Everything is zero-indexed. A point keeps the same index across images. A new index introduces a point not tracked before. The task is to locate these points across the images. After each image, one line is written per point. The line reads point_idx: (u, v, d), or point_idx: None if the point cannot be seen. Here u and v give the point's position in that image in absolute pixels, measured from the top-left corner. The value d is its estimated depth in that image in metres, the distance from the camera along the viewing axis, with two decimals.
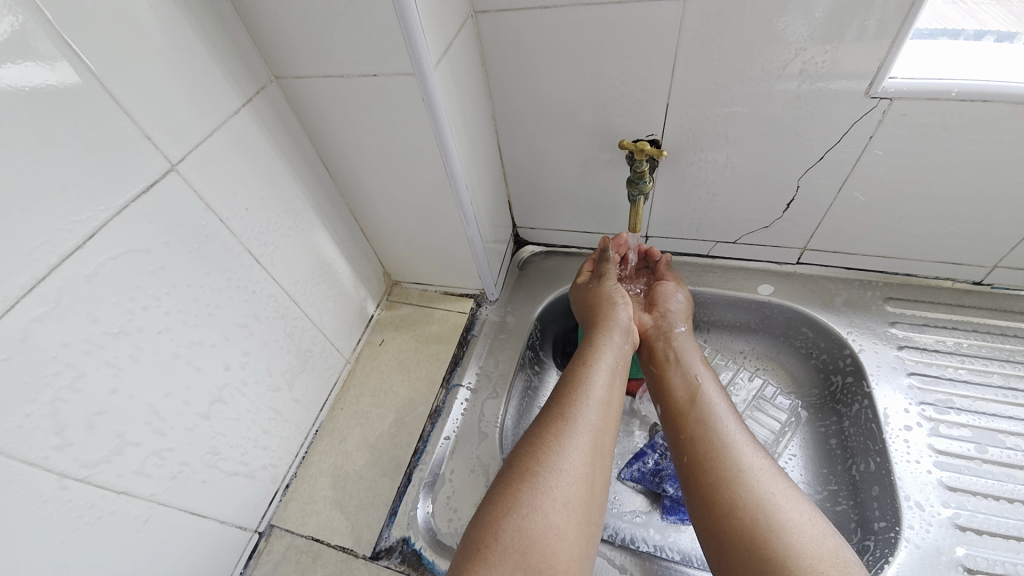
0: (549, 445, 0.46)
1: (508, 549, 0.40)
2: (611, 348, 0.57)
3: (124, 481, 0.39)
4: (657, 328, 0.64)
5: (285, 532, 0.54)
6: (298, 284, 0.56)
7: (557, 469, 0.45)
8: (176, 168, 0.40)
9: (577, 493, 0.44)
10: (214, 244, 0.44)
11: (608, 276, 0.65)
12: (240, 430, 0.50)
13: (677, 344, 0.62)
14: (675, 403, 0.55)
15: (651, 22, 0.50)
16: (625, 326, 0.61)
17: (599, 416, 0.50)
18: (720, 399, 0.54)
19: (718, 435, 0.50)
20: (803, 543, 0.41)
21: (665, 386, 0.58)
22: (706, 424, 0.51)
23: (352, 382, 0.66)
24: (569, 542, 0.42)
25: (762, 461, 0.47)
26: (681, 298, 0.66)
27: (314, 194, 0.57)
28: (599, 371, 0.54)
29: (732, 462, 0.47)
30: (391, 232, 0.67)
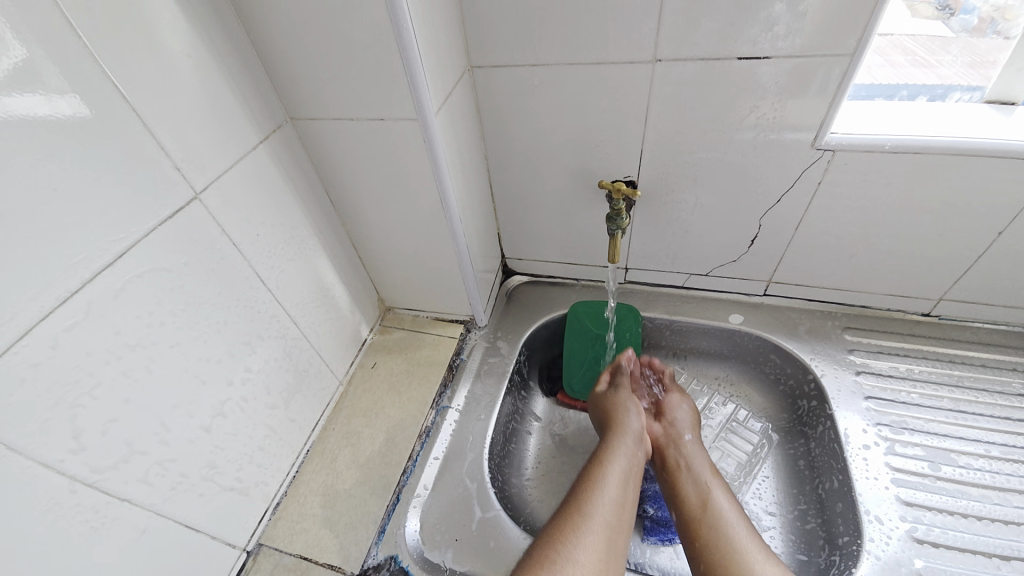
0: (561, 546, 0.48)
1: None
2: (624, 453, 0.59)
3: (128, 488, 0.41)
4: (667, 436, 0.65)
5: (273, 551, 0.55)
6: (299, 306, 0.59)
7: None
8: (199, 196, 0.44)
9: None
10: (227, 266, 0.48)
11: (625, 387, 0.69)
12: (236, 445, 0.51)
13: (688, 450, 0.63)
14: (686, 513, 0.57)
15: (625, 80, 0.57)
16: (637, 432, 0.62)
17: (611, 515, 0.52)
18: (730, 508, 0.56)
19: (730, 542, 0.52)
20: None
21: (676, 495, 0.59)
22: (717, 533, 0.53)
23: (344, 403, 0.68)
24: None
25: (773, 568, 0.49)
26: (688, 410, 0.68)
27: (318, 223, 0.62)
28: (610, 477, 0.56)
29: (744, 570, 0.49)
30: (387, 260, 0.71)
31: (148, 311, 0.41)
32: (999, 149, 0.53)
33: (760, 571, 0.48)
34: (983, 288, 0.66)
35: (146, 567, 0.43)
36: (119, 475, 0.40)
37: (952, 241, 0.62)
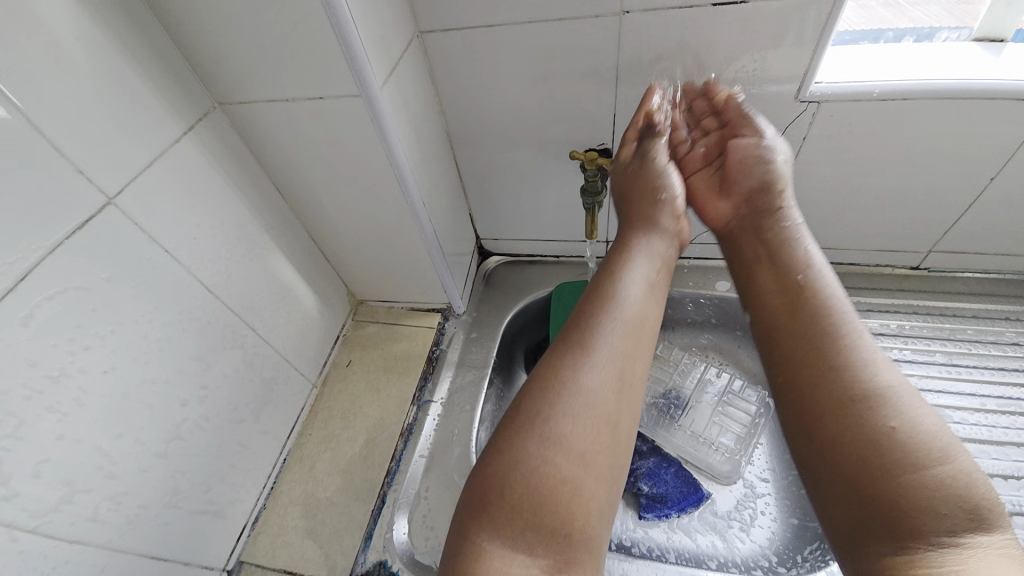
0: (569, 371, 0.41)
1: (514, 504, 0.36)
2: (645, 252, 0.51)
3: (76, 530, 0.37)
4: (739, 216, 0.54)
5: (256, 568, 0.52)
6: (257, 311, 0.55)
7: (580, 379, 0.40)
8: (114, 202, 0.39)
9: (598, 418, 0.39)
10: (162, 276, 0.43)
11: (660, 142, 0.55)
12: (201, 466, 0.48)
13: (772, 230, 0.50)
14: (766, 297, 0.47)
15: (591, 36, 0.51)
16: (671, 229, 0.54)
17: (628, 331, 0.44)
18: (834, 294, 0.44)
19: (840, 347, 0.40)
20: (945, 481, 0.33)
21: (752, 280, 0.49)
22: (811, 327, 0.42)
23: (320, 406, 0.65)
24: (587, 499, 0.37)
25: (892, 375, 0.38)
26: (783, 149, 0.52)
27: (268, 219, 0.56)
28: (631, 284, 0.47)
29: (853, 365, 0.39)
30: (352, 252, 0.66)
31: (69, 336, 0.36)
32: (991, 91, 0.50)
33: (872, 385, 0.38)
34: (975, 237, 0.64)
35: None
36: (61, 518, 0.36)
37: (942, 192, 0.59)
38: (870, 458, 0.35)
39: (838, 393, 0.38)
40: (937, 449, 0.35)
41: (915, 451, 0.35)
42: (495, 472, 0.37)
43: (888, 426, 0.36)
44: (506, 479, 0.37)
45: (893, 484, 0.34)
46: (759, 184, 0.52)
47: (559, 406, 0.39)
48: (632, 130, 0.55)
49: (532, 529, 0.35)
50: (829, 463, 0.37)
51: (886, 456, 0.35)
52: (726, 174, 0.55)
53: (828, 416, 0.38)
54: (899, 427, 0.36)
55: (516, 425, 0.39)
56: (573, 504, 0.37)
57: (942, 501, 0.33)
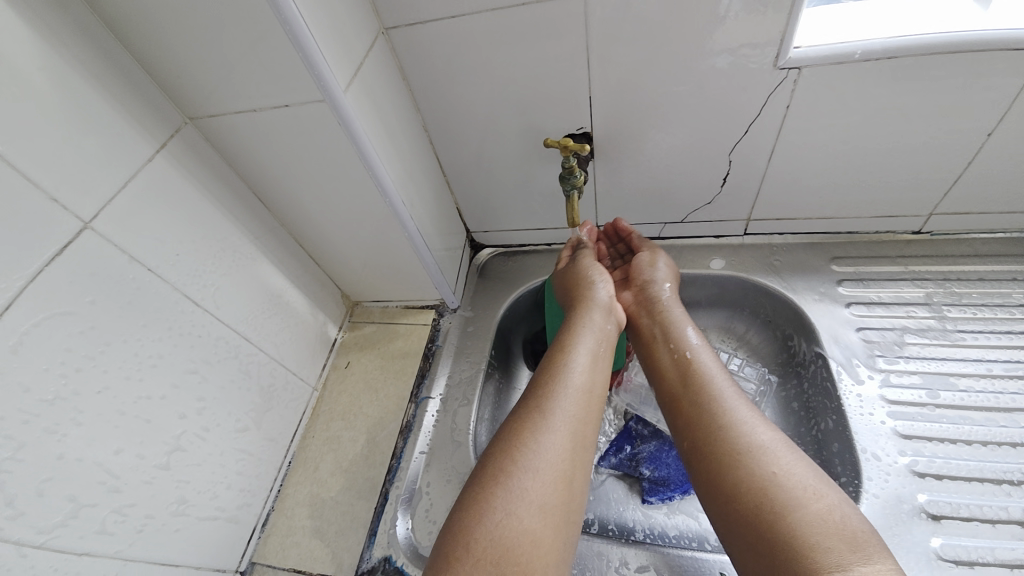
0: (526, 443, 0.46)
1: (485, 555, 0.39)
2: (591, 329, 0.58)
3: (85, 541, 0.39)
4: (638, 305, 0.64)
5: (268, 567, 0.54)
6: (249, 320, 0.56)
7: (533, 468, 0.44)
8: (91, 225, 0.40)
9: (559, 484, 0.44)
10: (149, 294, 0.44)
11: (586, 257, 0.67)
12: (206, 474, 0.50)
13: (662, 318, 0.61)
14: (665, 382, 0.54)
15: (557, 19, 0.50)
16: (605, 304, 0.61)
17: (578, 403, 0.50)
18: (714, 368, 0.53)
19: (714, 414, 0.48)
20: (813, 514, 0.39)
21: (656, 366, 0.57)
22: (699, 405, 0.49)
23: (322, 409, 0.66)
24: (547, 542, 0.41)
25: (767, 436, 0.45)
26: (664, 267, 0.66)
27: (252, 228, 0.57)
28: (580, 360, 0.54)
29: (732, 437, 0.45)
30: (341, 256, 0.67)
31: (59, 359, 0.37)
32: (983, 42, 0.47)
33: (746, 445, 0.44)
34: (977, 196, 0.61)
35: None
36: (69, 533, 0.38)
37: (937, 152, 0.57)
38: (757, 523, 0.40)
39: (714, 450, 0.46)
40: (801, 484, 0.41)
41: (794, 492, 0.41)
42: (464, 529, 0.41)
43: (772, 480, 0.41)
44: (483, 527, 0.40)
45: (770, 519, 0.40)
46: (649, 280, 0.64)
47: (530, 471, 0.44)
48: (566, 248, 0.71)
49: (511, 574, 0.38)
50: (723, 508, 0.43)
51: (774, 505, 0.40)
52: (631, 279, 0.68)
53: (718, 493, 0.44)
54: (777, 487, 0.41)
55: (481, 484, 0.44)
56: (533, 554, 0.40)
57: (821, 537, 0.37)
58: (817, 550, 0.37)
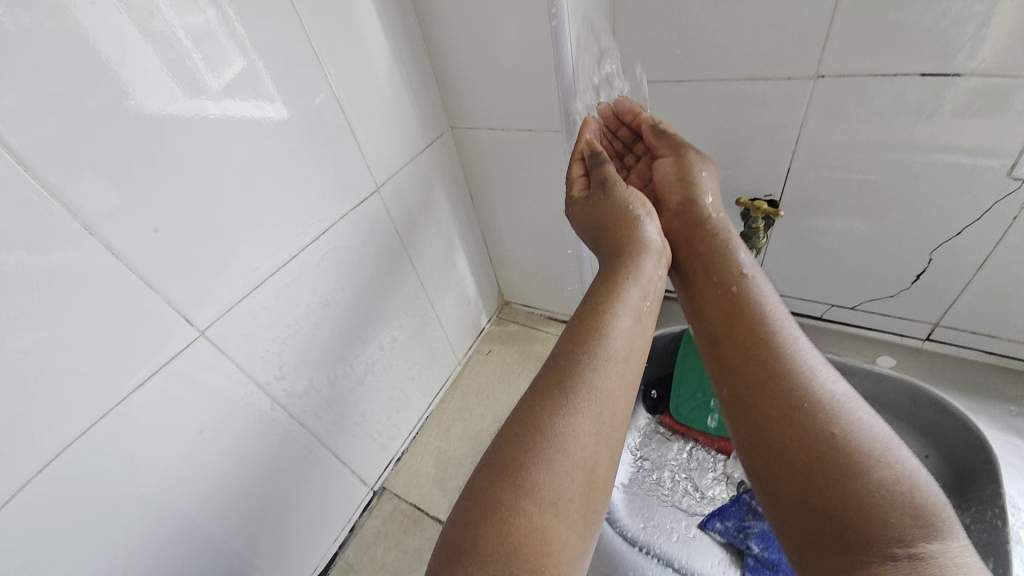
0: (552, 421, 0.33)
1: (498, 549, 0.28)
2: (639, 280, 0.42)
3: (306, 415, 0.51)
4: (680, 216, 0.51)
5: (394, 496, 0.63)
6: (437, 289, 0.68)
7: (561, 450, 0.32)
8: (379, 189, 0.54)
9: (585, 493, 0.32)
10: (392, 248, 0.58)
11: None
12: (379, 399, 0.61)
13: (716, 241, 0.48)
14: (710, 312, 0.45)
15: (779, 95, 0.55)
16: (659, 246, 0.46)
17: (621, 373, 0.37)
18: (778, 303, 0.44)
19: (786, 358, 0.39)
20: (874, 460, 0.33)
21: (699, 303, 0.46)
22: (762, 341, 0.40)
23: (461, 382, 0.76)
24: (565, 556, 0.29)
25: (840, 387, 0.38)
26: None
27: (460, 219, 0.69)
28: (635, 282, 0.42)
29: (809, 395, 0.36)
30: (514, 259, 0.77)
31: (335, 277, 0.51)
32: None
33: (816, 393, 0.36)
34: None
35: (307, 484, 0.53)
36: (302, 403, 0.50)
37: None
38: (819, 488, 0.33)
39: (783, 408, 0.36)
40: (875, 422, 0.35)
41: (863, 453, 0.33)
42: (462, 518, 0.30)
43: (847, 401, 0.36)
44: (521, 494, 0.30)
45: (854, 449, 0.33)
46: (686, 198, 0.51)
47: (575, 398, 0.34)
48: (600, 277, 0.69)
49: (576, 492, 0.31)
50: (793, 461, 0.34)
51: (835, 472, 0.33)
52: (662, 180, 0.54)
53: (788, 441, 0.35)
54: (860, 426, 0.35)
55: (502, 443, 0.32)
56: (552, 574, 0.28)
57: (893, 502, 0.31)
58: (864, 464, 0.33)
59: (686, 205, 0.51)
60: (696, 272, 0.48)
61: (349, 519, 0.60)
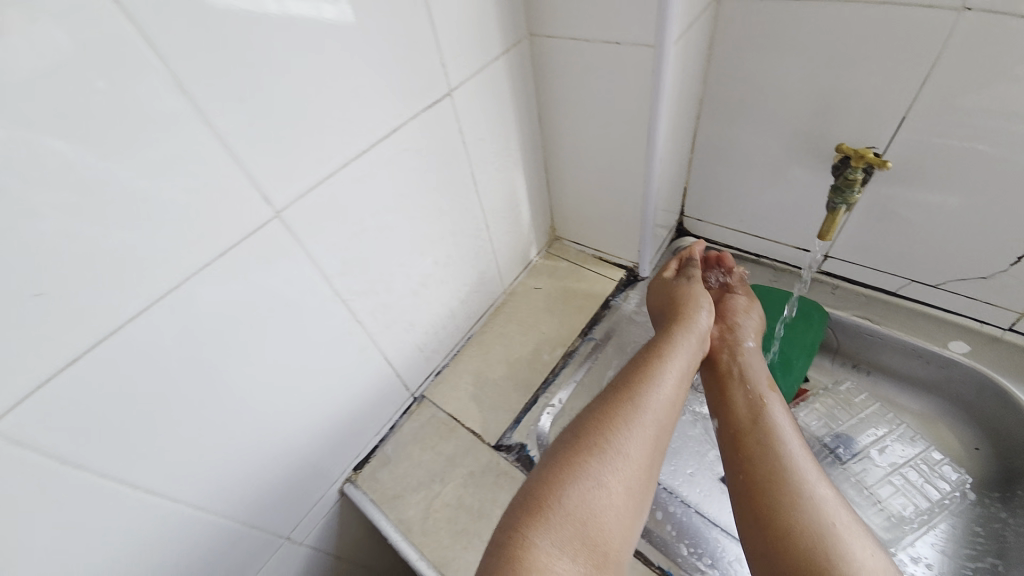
0: (612, 431, 0.49)
1: (569, 516, 0.43)
2: (686, 347, 0.58)
3: (362, 314, 0.53)
4: (722, 341, 0.62)
5: (432, 405, 0.67)
6: (494, 212, 0.67)
7: (613, 458, 0.47)
8: (451, 92, 0.51)
9: (635, 476, 0.47)
10: (456, 159, 0.56)
11: (695, 279, 0.66)
12: (428, 312, 0.62)
13: (743, 361, 0.59)
14: (733, 419, 0.54)
15: (913, 28, 0.47)
16: (703, 334, 0.60)
17: (660, 412, 0.51)
18: (786, 424, 0.52)
19: (785, 455, 0.48)
20: (859, 555, 0.42)
21: (726, 403, 0.56)
22: (766, 445, 0.50)
23: (504, 309, 0.77)
24: (617, 527, 0.45)
25: (828, 491, 0.46)
26: (754, 317, 0.65)
27: (524, 141, 0.67)
28: (663, 374, 0.54)
29: (792, 491, 0.46)
30: (572, 191, 0.74)
31: (400, 181, 0.50)
32: None
33: (807, 501, 0.45)
34: None
35: (356, 378, 0.56)
36: (360, 303, 0.52)
37: None
38: (796, 568, 0.42)
39: (768, 481, 0.47)
40: (845, 521, 0.44)
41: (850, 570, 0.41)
42: (533, 496, 0.44)
43: (824, 527, 0.43)
44: (541, 550, 0.40)
45: (823, 567, 0.41)
46: (719, 335, 0.63)
47: (594, 463, 0.46)
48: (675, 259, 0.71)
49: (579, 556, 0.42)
50: (769, 544, 0.44)
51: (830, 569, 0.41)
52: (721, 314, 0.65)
53: (768, 525, 0.45)
54: (830, 539, 0.43)
55: (547, 475, 0.46)
56: (613, 531, 0.44)
57: None
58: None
59: (726, 332, 0.63)
60: (723, 377, 0.59)
61: (391, 419, 0.64)
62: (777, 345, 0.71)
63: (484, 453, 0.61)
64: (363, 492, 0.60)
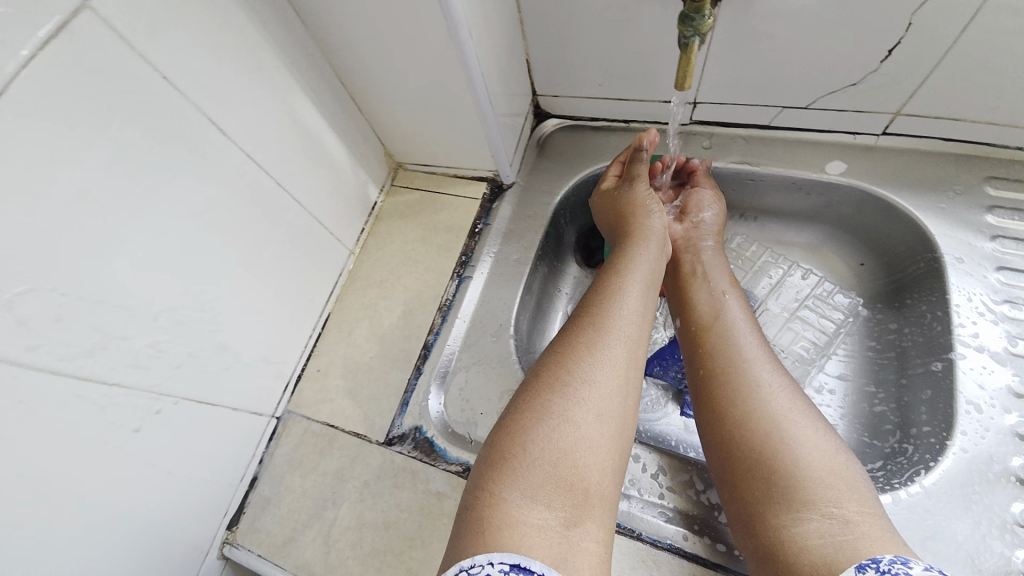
0: (578, 343, 0.44)
1: (488, 532, 0.34)
2: (646, 253, 0.53)
3: (118, 372, 0.37)
4: (685, 239, 0.59)
5: (302, 418, 0.55)
6: (282, 160, 0.49)
7: (589, 380, 0.41)
8: (90, 2, 0.32)
9: (616, 402, 0.41)
10: (166, 107, 0.37)
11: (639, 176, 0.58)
12: (236, 320, 0.47)
13: (704, 257, 0.57)
14: (693, 320, 0.52)
15: None
16: (660, 234, 0.55)
17: (633, 327, 0.46)
18: (743, 317, 0.51)
19: (739, 350, 0.47)
20: (804, 456, 0.39)
21: (685, 302, 0.55)
22: (725, 343, 0.48)
23: (358, 274, 0.62)
24: (599, 462, 0.38)
25: (780, 379, 0.45)
26: (713, 213, 0.60)
27: (285, 49, 0.47)
28: (632, 284, 0.49)
29: (747, 379, 0.45)
30: (386, 104, 0.57)
31: (59, 177, 0.32)
32: None
33: (772, 408, 0.42)
34: None
35: (163, 447, 0.42)
36: (100, 361, 0.36)
37: None
38: (751, 462, 0.41)
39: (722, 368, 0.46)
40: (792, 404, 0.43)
41: (814, 473, 0.39)
42: (475, 509, 0.36)
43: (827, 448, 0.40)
44: (507, 510, 0.35)
45: (769, 461, 0.40)
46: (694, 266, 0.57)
47: (561, 424, 0.38)
48: (618, 162, 0.63)
49: (567, 516, 0.35)
50: (722, 451, 0.43)
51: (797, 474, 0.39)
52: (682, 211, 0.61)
53: (721, 422, 0.44)
54: (779, 423, 0.41)
55: (520, 409, 0.40)
56: (546, 535, 0.34)
57: (823, 475, 0.38)
58: (816, 482, 0.38)
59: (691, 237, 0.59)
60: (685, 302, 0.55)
61: (253, 454, 0.52)
62: None
63: (376, 454, 0.51)
64: (246, 550, 0.50)
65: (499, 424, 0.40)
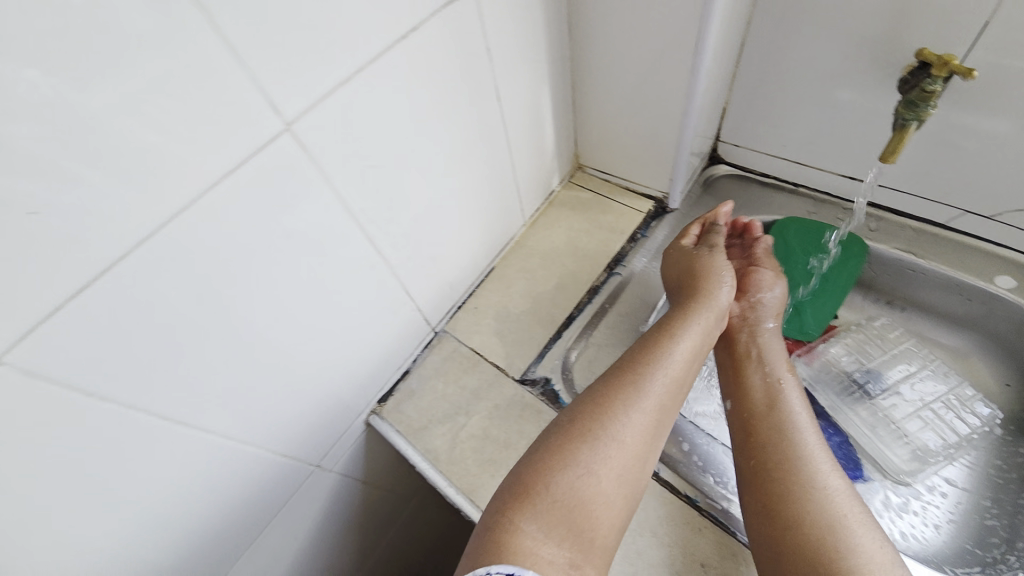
0: (618, 391, 0.46)
1: (501, 541, 0.38)
2: (699, 323, 0.52)
3: (385, 246, 0.50)
4: (741, 318, 0.58)
5: (454, 339, 0.65)
6: (518, 135, 0.61)
7: (616, 438, 0.44)
8: None
9: (633, 464, 0.44)
10: (480, 71, 0.50)
11: (718, 249, 0.59)
12: (448, 242, 0.59)
13: (762, 340, 0.55)
14: (747, 402, 0.51)
15: None
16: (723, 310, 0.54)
17: (669, 391, 0.48)
18: (801, 406, 0.50)
19: (791, 443, 0.47)
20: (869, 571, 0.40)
21: (740, 384, 0.53)
22: (778, 432, 0.48)
23: (524, 243, 0.73)
24: (612, 513, 0.42)
25: (839, 482, 0.45)
26: (779, 292, 0.59)
27: (552, 51, 0.60)
28: (681, 352, 0.50)
29: (804, 478, 0.44)
30: (600, 113, 0.68)
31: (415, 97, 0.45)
32: None
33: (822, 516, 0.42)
34: None
35: (377, 315, 0.54)
36: (380, 233, 0.49)
37: None
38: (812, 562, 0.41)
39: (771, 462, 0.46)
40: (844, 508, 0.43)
41: None
42: (498, 527, 0.39)
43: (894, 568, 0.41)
44: (527, 538, 0.38)
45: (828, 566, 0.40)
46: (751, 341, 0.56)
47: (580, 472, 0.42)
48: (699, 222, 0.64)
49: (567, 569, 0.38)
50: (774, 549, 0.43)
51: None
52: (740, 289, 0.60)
53: (775, 517, 0.44)
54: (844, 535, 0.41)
55: (559, 454, 0.43)
56: (556, 570, 0.38)
57: None
58: None
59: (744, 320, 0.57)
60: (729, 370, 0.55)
61: (413, 353, 0.63)
62: (809, 286, 0.70)
63: (510, 386, 0.61)
64: (388, 423, 0.61)
65: (527, 459, 0.44)
